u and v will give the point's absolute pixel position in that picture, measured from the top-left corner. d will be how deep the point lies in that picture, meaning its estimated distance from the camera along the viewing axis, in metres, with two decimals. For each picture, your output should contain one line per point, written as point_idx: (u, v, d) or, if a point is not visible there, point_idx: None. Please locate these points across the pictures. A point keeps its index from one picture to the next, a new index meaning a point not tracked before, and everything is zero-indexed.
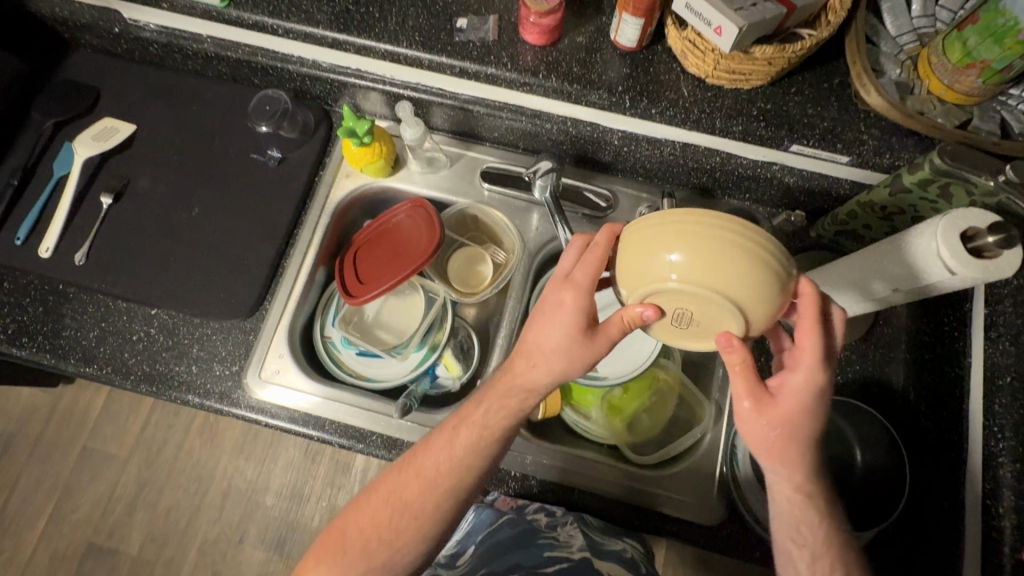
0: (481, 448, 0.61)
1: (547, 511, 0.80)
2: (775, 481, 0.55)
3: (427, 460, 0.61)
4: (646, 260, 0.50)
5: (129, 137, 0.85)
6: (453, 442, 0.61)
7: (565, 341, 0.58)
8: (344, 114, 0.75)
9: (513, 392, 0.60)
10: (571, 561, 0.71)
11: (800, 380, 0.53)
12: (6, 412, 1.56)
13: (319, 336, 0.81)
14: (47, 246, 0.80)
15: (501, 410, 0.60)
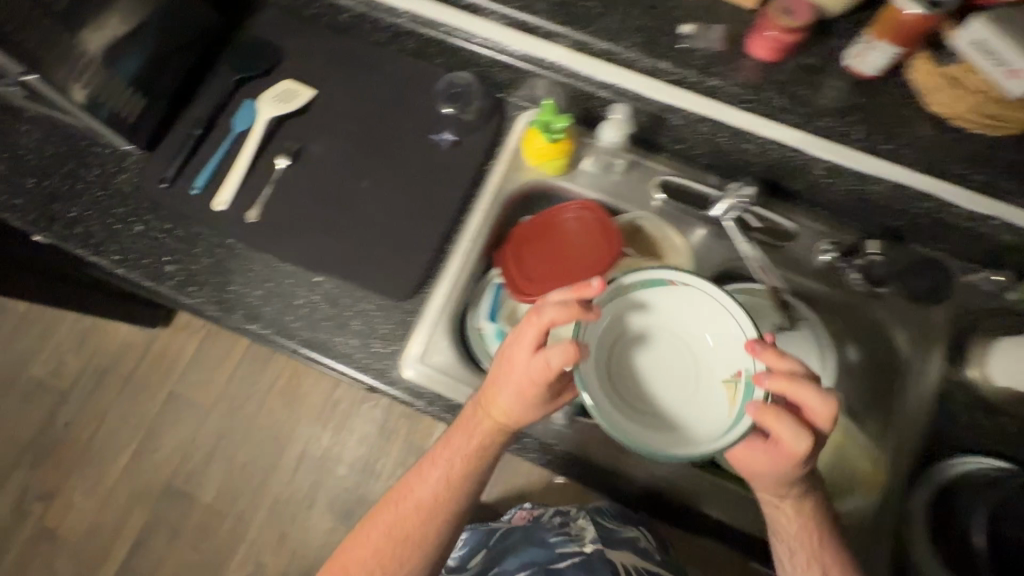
0: (466, 478, 0.68)
1: (560, 514, 1.00)
2: (779, 507, 0.63)
3: (418, 494, 0.68)
4: None
5: (307, 102, 0.85)
6: (432, 474, 0.68)
7: (517, 400, 0.63)
8: (545, 107, 0.74)
9: (492, 432, 0.66)
10: (583, 556, 0.84)
11: (814, 448, 0.57)
12: (102, 346, 1.61)
13: (472, 327, 0.80)
14: (223, 199, 0.81)
15: (490, 443, 0.67)
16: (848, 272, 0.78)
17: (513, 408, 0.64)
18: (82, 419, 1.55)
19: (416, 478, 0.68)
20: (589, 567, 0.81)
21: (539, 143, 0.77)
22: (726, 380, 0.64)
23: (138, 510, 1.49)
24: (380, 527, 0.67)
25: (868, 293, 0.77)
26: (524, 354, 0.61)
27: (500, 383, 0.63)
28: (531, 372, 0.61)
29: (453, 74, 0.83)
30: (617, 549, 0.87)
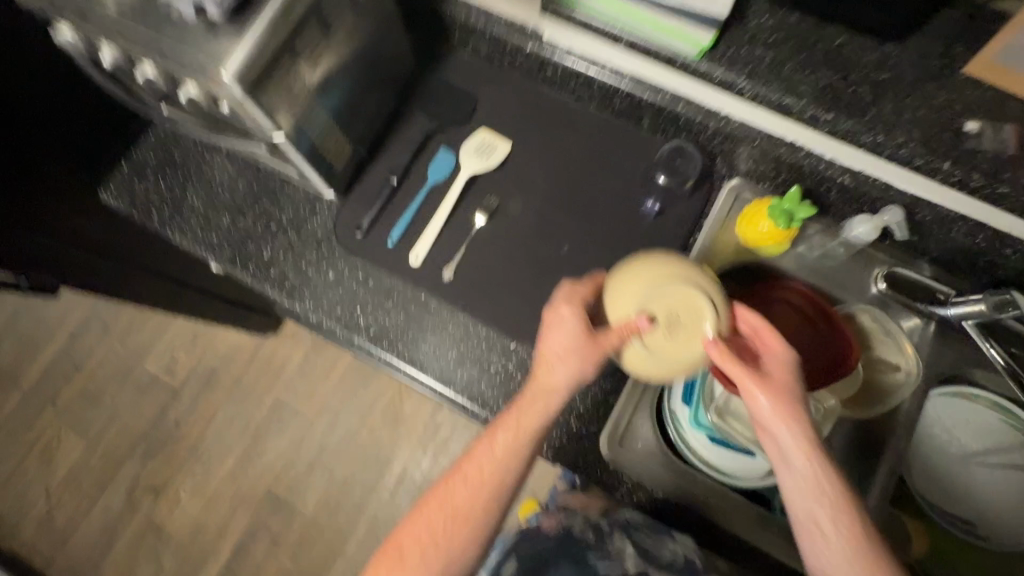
0: (518, 451, 0.59)
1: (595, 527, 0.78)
2: (806, 465, 0.55)
3: (465, 471, 0.60)
4: (628, 296, 0.60)
5: (504, 155, 0.82)
6: (495, 449, 0.59)
7: (580, 342, 0.59)
8: (791, 195, 0.68)
9: (542, 396, 0.60)
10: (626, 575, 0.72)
11: (791, 357, 0.59)
12: (211, 346, 1.63)
13: (667, 411, 0.75)
14: (419, 255, 0.79)
15: (534, 412, 0.60)
16: None
17: (555, 365, 0.60)
18: (192, 417, 1.59)
19: (474, 449, 0.60)
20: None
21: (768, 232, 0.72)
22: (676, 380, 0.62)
23: (241, 514, 1.52)
24: (439, 522, 0.58)
25: None
26: (567, 311, 0.61)
27: (544, 337, 0.61)
28: (584, 343, 0.59)
29: (670, 142, 0.78)
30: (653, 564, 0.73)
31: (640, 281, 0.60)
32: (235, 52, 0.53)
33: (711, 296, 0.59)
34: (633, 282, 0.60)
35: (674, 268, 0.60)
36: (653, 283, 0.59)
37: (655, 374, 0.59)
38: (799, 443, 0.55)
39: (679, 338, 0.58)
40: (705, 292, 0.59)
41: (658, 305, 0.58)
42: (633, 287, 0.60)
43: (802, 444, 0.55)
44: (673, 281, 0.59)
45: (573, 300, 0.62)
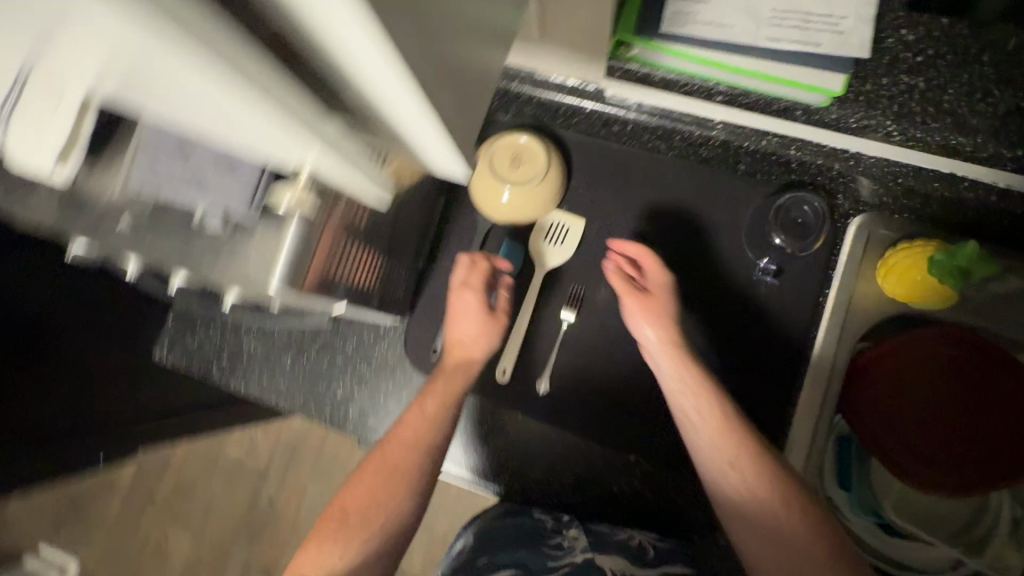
0: (426, 434, 0.59)
1: (552, 517, 0.70)
2: (680, 373, 0.59)
3: (354, 499, 0.57)
4: (505, 160, 0.68)
5: (578, 239, 0.72)
6: (421, 417, 0.60)
7: (478, 328, 0.64)
8: (966, 248, 0.54)
9: (459, 368, 0.64)
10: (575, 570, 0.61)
11: (659, 275, 0.64)
12: (287, 423, 1.63)
13: (824, 498, 0.65)
14: (506, 369, 0.70)
15: (456, 382, 0.62)
16: None
17: (456, 325, 0.65)
18: (284, 496, 1.60)
19: (387, 438, 0.60)
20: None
21: (944, 298, 0.59)
22: (551, 242, 0.72)
23: None
24: (382, 507, 0.56)
25: None
26: (465, 286, 0.65)
27: (450, 323, 0.66)
28: (468, 289, 0.65)
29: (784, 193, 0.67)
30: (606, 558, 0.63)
31: (503, 150, 0.68)
32: (279, 263, 0.44)
33: (517, 141, 0.69)
34: (507, 161, 0.68)
35: (518, 145, 0.69)
36: (507, 153, 0.69)
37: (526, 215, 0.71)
38: (667, 346, 0.60)
39: (525, 171, 0.68)
40: (516, 141, 0.69)
41: (528, 155, 0.68)
42: (507, 162, 0.68)
43: (664, 336, 0.61)
44: (505, 149, 0.69)
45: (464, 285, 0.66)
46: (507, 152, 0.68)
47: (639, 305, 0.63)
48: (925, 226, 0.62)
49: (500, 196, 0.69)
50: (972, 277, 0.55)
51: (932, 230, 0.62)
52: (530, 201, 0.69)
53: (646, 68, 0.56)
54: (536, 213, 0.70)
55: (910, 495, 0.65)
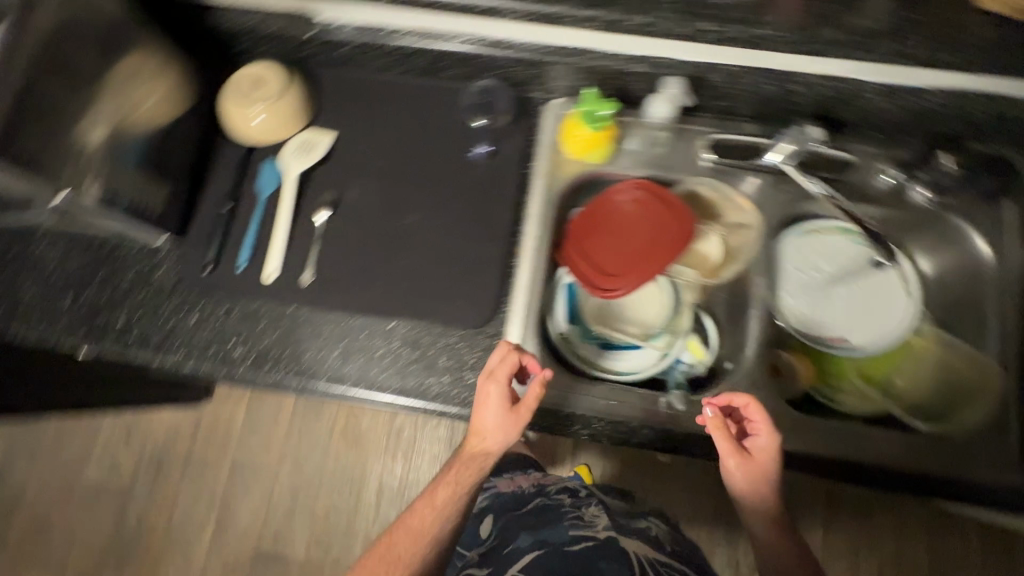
0: (444, 507, 0.69)
1: (571, 496, 1.04)
2: (742, 487, 0.67)
3: (414, 523, 0.69)
4: (247, 87, 0.78)
5: (328, 149, 0.81)
6: (437, 497, 0.70)
7: (499, 421, 0.67)
8: (586, 98, 0.72)
9: (474, 458, 0.70)
10: (596, 538, 0.85)
11: (764, 440, 0.65)
12: (151, 436, 1.58)
13: (554, 334, 0.79)
14: (273, 268, 0.78)
15: (468, 471, 0.70)
16: (912, 187, 0.77)
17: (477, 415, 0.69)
18: (153, 510, 1.53)
19: (400, 521, 0.69)
20: (606, 551, 0.82)
21: (607, 145, 0.77)
22: (303, 158, 0.80)
23: None
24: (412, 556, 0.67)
25: (934, 203, 0.77)
26: (485, 380, 0.68)
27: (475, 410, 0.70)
28: (488, 390, 0.68)
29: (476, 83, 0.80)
30: (630, 540, 0.87)
31: (244, 78, 0.78)
32: None
33: (256, 70, 0.78)
34: (250, 87, 0.78)
35: (256, 73, 0.78)
36: (249, 80, 0.78)
37: (284, 132, 0.80)
38: (735, 467, 0.66)
39: (266, 92, 0.78)
40: (254, 70, 0.78)
41: (268, 78, 0.78)
42: (250, 88, 0.78)
43: (749, 481, 0.66)
44: (247, 78, 0.78)
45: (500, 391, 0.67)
46: (249, 79, 0.78)
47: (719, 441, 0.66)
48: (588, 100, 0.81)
49: (252, 118, 0.78)
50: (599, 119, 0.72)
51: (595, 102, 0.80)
52: (282, 118, 0.79)
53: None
54: (291, 127, 0.80)
55: (623, 316, 0.80)
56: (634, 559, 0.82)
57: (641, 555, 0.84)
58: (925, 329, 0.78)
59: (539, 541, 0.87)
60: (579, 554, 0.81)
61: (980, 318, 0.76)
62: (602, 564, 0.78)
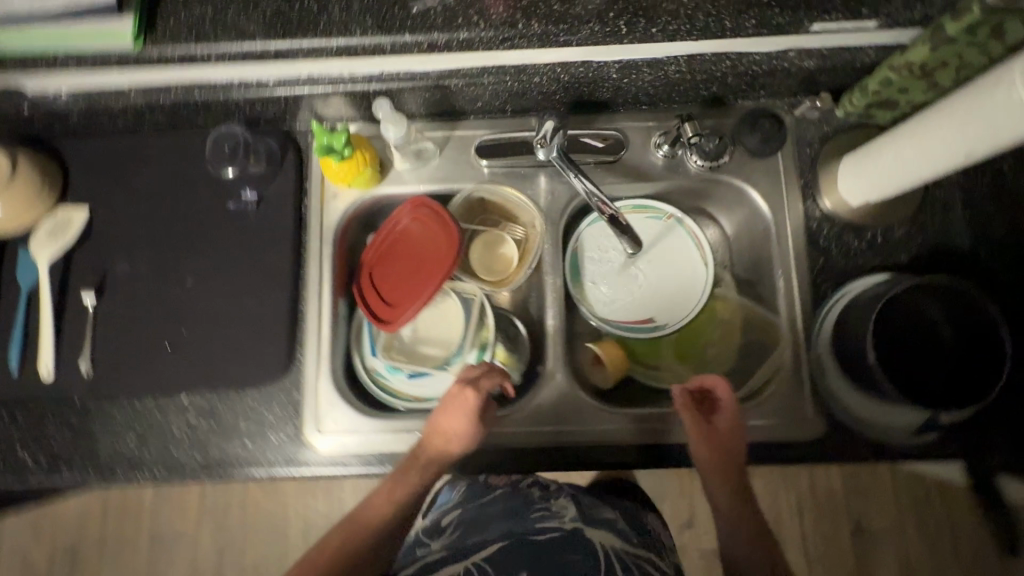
0: (401, 498, 0.65)
1: (540, 485, 0.74)
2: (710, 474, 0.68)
3: (365, 514, 0.66)
4: None
5: (86, 225, 0.76)
6: (397, 484, 0.66)
7: (463, 425, 0.65)
8: (313, 131, 0.68)
9: (435, 462, 0.66)
10: (564, 532, 0.67)
11: (727, 416, 0.68)
12: (60, 527, 1.52)
13: (363, 370, 0.76)
14: (45, 366, 0.73)
15: (420, 472, 0.66)
16: (687, 157, 0.76)
17: (441, 414, 0.66)
18: None
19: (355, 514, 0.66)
20: (573, 544, 0.66)
21: (364, 172, 0.72)
22: (62, 240, 0.74)
23: None
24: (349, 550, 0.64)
25: (710, 169, 0.75)
26: (455, 386, 0.67)
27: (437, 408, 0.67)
28: (460, 395, 0.66)
29: (219, 129, 0.75)
30: (597, 530, 0.69)
31: None
32: None
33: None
34: None
35: None
36: None
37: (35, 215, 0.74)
38: (704, 434, 0.67)
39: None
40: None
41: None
42: None
43: (721, 464, 0.67)
44: None
45: (456, 414, 0.65)
46: None
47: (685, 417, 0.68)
48: (347, 124, 0.76)
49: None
50: (342, 149, 0.69)
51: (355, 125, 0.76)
52: (24, 200, 0.72)
53: (25, 56, 0.68)
54: (39, 207, 0.74)
55: (428, 340, 0.78)
56: (602, 555, 0.66)
57: (607, 545, 0.67)
58: (723, 290, 0.80)
59: (502, 537, 0.66)
60: (544, 549, 0.65)
61: (771, 274, 0.76)
62: (571, 558, 0.64)
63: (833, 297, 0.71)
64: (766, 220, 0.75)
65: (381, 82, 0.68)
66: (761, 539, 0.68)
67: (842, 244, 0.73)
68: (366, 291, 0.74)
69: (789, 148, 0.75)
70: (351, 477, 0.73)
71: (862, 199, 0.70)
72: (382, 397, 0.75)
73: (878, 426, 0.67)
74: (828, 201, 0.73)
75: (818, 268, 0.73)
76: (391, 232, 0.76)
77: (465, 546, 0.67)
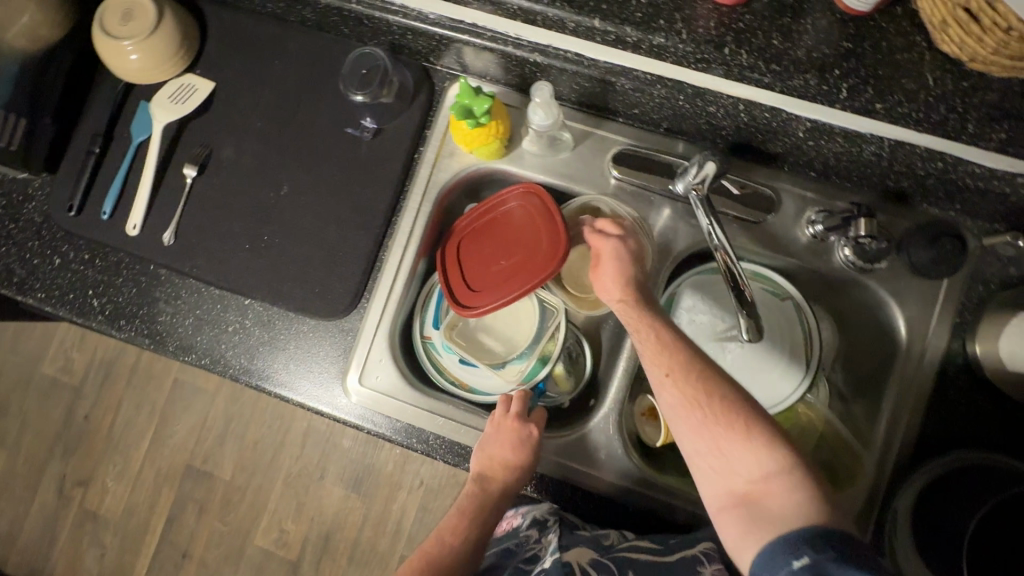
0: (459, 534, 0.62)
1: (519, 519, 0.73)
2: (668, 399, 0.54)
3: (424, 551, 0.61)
4: (117, 18, 0.69)
5: (207, 98, 0.75)
6: (450, 527, 0.63)
7: (512, 454, 0.64)
8: (458, 88, 0.61)
9: (486, 496, 0.64)
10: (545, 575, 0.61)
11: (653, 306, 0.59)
12: (103, 342, 1.64)
13: (419, 339, 0.74)
14: (135, 223, 0.74)
15: (474, 498, 0.63)
16: (837, 245, 0.67)
17: (493, 444, 0.65)
18: (99, 411, 1.62)
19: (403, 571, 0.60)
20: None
21: (493, 143, 0.67)
22: (183, 104, 0.74)
23: (166, 490, 1.58)
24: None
25: (858, 269, 0.67)
26: (508, 418, 0.66)
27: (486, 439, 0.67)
28: (515, 429, 0.65)
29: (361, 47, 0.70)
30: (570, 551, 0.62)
31: (115, 5, 0.69)
32: None
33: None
34: (120, 18, 0.69)
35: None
36: (119, 7, 0.69)
37: (165, 71, 0.73)
38: (619, 290, 0.62)
39: (139, 24, 0.69)
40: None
41: (142, 9, 0.69)
42: (120, 19, 0.69)
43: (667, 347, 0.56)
44: (118, 5, 0.69)
45: (501, 445, 0.64)
46: (119, 6, 0.69)
47: (599, 272, 0.64)
48: (489, 86, 0.71)
49: (127, 55, 0.70)
50: (479, 116, 0.62)
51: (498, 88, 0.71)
52: (160, 54, 0.71)
53: None
54: (171, 65, 0.73)
55: (494, 333, 0.74)
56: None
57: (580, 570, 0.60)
58: (813, 396, 0.71)
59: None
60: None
61: (874, 401, 0.68)
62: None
63: (935, 457, 0.63)
64: (896, 344, 0.67)
65: (546, 57, 0.62)
66: (773, 494, 0.48)
67: (971, 403, 0.64)
68: (448, 255, 0.72)
69: (959, 277, 0.65)
70: (376, 435, 0.73)
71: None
72: (431, 371, 0.73)
73: None
74: (979, 351, 0.64)
75: (933, 419, 0.65)
76: (498, 211, 0.71)
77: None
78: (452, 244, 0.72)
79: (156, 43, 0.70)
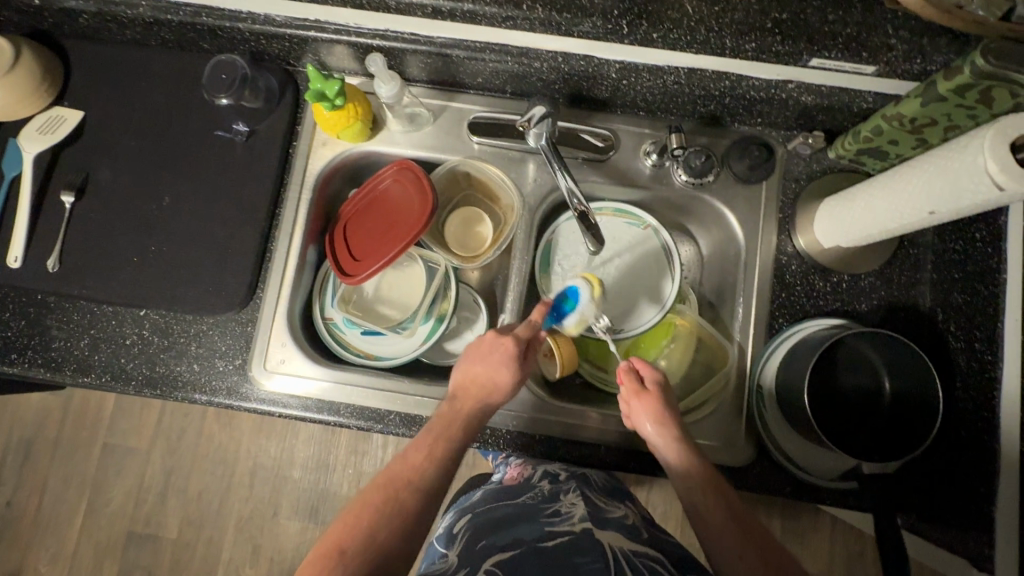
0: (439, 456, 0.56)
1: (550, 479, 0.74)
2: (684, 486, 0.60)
3: (400, 474, 0.54)
4: None
5: (78, 127, 0.78)
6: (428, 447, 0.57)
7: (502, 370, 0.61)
8: (309, 75, 0.67)
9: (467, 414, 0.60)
10: (573, 534, 0.60)
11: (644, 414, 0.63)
12: (20, 419, 1.55)
13: (320, 319, 0.77)
14: (17, 256, 0.74)
15: (463, 428, 0.59)
16: (674, 170, 0.77)
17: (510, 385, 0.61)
18: (23, 494, 1.52)
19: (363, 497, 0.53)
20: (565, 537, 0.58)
21: (355, 125, 0.73)
22: (56, 135, 0.76)
23: (108, 563, 1.49)
24: (409, 509, 0.51)
25: (694, 186, 0.76)
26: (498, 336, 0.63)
27: (472, 362, 0.62)
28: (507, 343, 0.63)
29: (219, 56, 0.75)
30: (604, 530, 0.62)
31: None
32: None
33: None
34: None
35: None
36: None
37: (32, 106, 0.76)
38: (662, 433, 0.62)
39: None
40: None
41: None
42: None
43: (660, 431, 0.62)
44: None
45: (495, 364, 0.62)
46: None
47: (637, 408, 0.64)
48: (349, 78, 0.78)
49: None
50: (333, 99, 0.69)
51: (358, 80, 0.78)
52: (25, 89, 0.74)
53: None
54: (36, 99, 0.75)
55: (389, 302, 0.79)
56: (610, 554, 0.57)
57: (616, 547, 0.58)
58: (686, 308, 0.79)
59: (511, 540, 0.60)
60: (551, 550, 0.57)
61: (733, 299, 0.77)
62: (578, 560, 0.56)
63: (786, 331, 0.71)
64: (739, 247, 0.76)
65: (386, 41, 0.69)
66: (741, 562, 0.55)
67: (807, 284, 0.74)
68: (335, 233, 0.76)
69: (775, 179, 0.76)
70: (290, 418, 0.75)
71: (825, 239, 0.71)
72: (334, 348, 0.77)
73: (822, 473, 0.68)
74: (802, 239, 0.74)
75: (780, 303, 0.74)
76: (373, 185, 0.76)
77: (472, 544, 0.62)
78: (338, 228, 0.76)
79: (19, 78, 0.73)
